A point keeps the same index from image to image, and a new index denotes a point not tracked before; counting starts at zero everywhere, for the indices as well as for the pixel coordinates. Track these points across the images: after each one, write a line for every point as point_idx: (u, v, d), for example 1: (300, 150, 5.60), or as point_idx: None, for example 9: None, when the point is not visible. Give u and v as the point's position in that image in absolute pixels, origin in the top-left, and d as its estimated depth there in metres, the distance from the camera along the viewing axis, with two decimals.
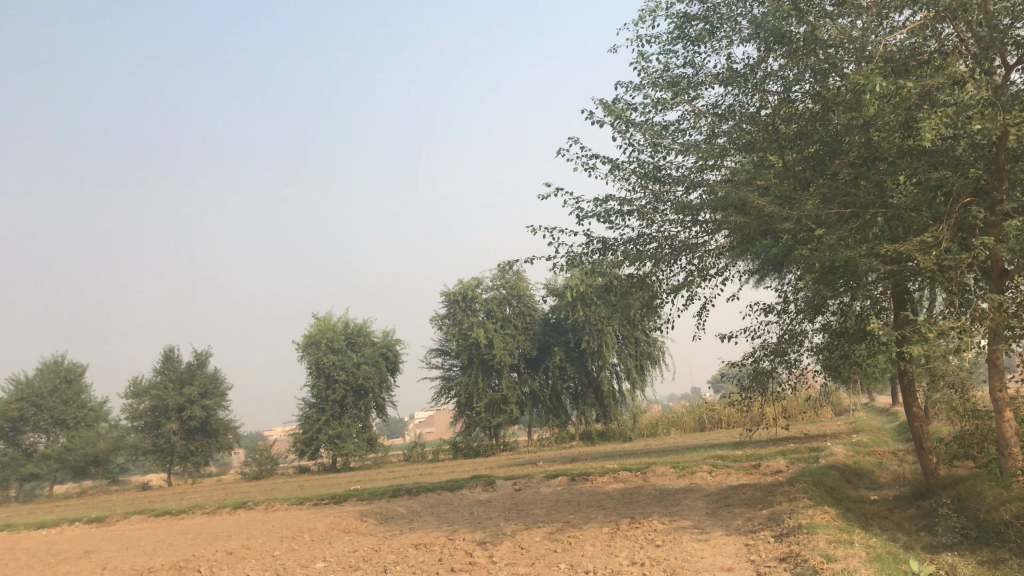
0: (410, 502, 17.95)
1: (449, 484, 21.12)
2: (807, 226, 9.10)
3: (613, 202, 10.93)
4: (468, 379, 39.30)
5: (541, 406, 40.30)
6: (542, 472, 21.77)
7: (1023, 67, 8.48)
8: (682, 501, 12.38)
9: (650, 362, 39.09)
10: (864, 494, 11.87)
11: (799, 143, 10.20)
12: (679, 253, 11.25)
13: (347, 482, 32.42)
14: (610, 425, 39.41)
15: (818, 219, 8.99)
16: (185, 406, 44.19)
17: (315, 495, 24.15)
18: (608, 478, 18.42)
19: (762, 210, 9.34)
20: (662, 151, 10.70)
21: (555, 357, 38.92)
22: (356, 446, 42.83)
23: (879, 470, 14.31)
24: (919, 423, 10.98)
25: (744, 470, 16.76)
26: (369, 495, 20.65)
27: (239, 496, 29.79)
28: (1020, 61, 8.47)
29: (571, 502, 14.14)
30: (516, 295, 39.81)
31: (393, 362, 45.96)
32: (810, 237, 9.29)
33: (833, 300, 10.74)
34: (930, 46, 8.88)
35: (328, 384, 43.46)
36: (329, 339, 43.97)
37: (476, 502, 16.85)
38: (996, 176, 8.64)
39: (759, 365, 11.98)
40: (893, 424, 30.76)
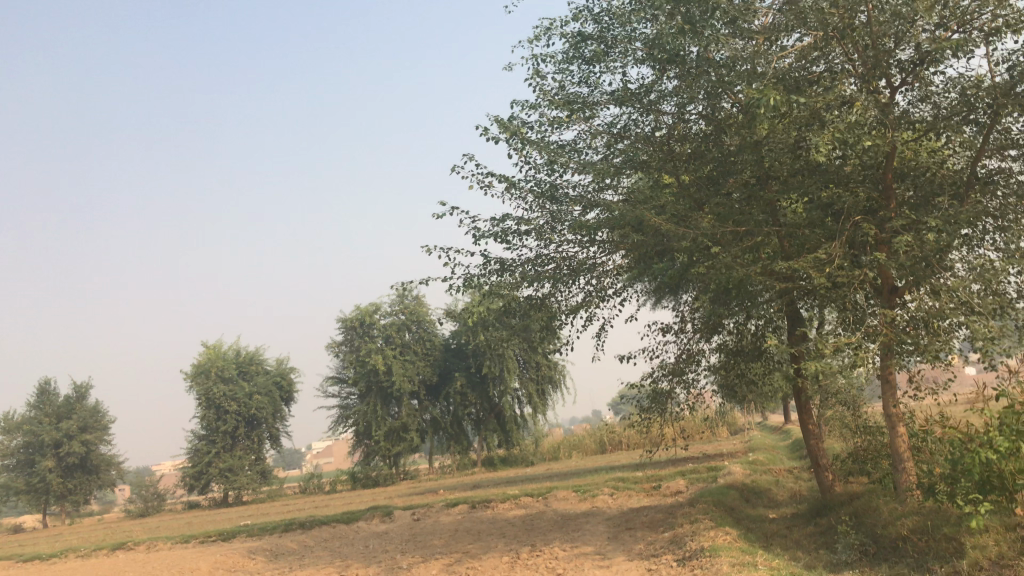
0: (304, 536, 17.14)
1: (345, 516, 20.34)
2: (703, 244, 9.04)
3: (510, 221, 10.66)
4: (367, 407, 38.36)
5: (441, 433, 39.67)
6: (443, 500, 21.25)
7: (906, 88, 8.68)
8: (583, 526, 12.13)
9: (550, 386, 39.07)
10: (763, 513, 11.90)
11: (692, 164, 10.20)
12: (577, 273, 11.07)
13: (238, 517, 30.98)
14: (511, 450, 39.11)
15: (713, 237, 8.94)
16: (63, 442, 41.57)
17: (204, 532, 22.92)
18: (509, 504, 18.07)
19: (659, 229, 9.25)
20: (558, 170, 10.52)
21: (456, 383, 38.45)
22: (249, 479, 41.14)
23: (775, 488, 14.44)
24: (814, 440, 11.00)
25: (645, 492, 16.69)
26: (261, 531, 19.69)
27: (120, 537, 28.00)
28: (903, 83, 8.66)
29: (471, 531, 13.71)
30: (415, 321, 39.22)
31: (288, 391, 44.51)
32: (707, 255, 9.24)
33: (728, 320, 10.73)
34: (818, 67, 8.93)
35: (219, 415, 41.70)
36: (221, 368, 42.24)
37: (373, 534, 16.21)
38: (884, 195, 8.64)
39: (657, 385, 11.89)
40: (786, 442, 31.55)
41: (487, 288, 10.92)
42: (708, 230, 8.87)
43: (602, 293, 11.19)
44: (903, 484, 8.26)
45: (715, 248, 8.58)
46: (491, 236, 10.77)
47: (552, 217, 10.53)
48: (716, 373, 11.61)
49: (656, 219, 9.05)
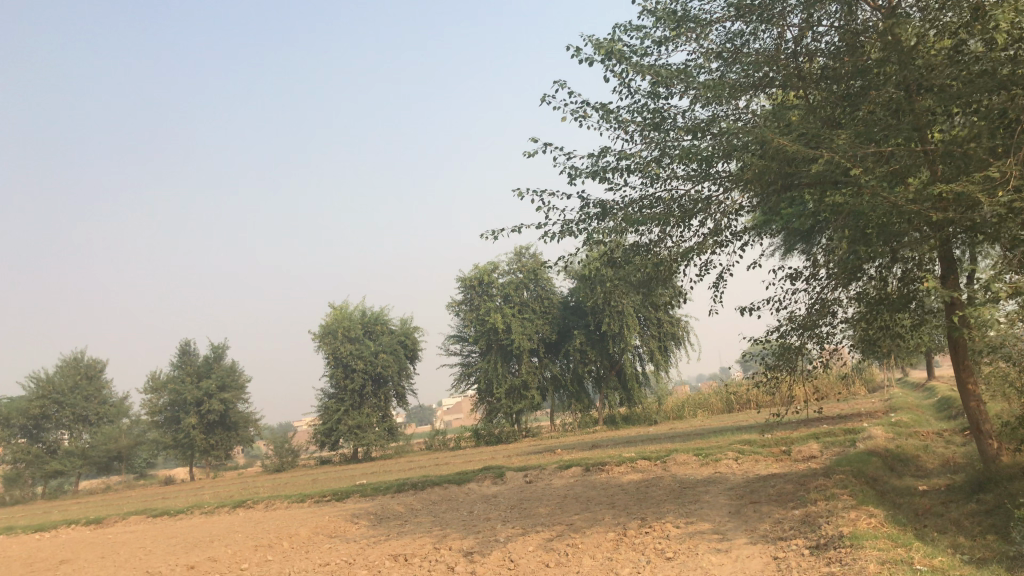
0: (413, 498, 16.68)
1: (459, 477, 19.82)
2: (839, 168, 7.62)
3: (610, 156, 9.45)
4: (487, 365, 38.00)
5: (563, 391, 38.85)
6: (560, 462, 20.42)
7: None
8: (702, 498, 10.93)
9: (674, 342, 37.58)
10: (911, 484, 10.38)
11: (826, 84, 8.76)
12: (690, 213, 9.77)
13: (364, 474, 31.25)
14: (634, 409, 38.01)
15: (853, 159, 7.49)
16: (204, 400, 43.33)
17: (326, 490, 23.00)
18: (625, 467, 17.02)
19: (784, 154, 7.86)
20: (665, 96, 9.20)
21: (576, 340, 37.48)
22: (376, 437, 41.74)
23: (926, 455, 12.77)
24: (975, 402, 9.33)
25: (774, 457, 15.26)
26: (376, 491, 19.41)
27: (253, 492, 28.67)
28: None
29: (583, 499, 12.75)
30: (534, 279, 38.47)
31: (411, 350, 44.81)
32: (844, 184, 7.78)
33: (871, 263, 9.20)
34: None
35: (346, 374, 42.35)
36: (346, 328, 42.83)
37: (483, 498, 15.52)
38: None
39: (786, 340, 10.50)
40: (932, 400, 29.09)
41: (587, 236, 9.74)
42: (849, 149, 7.43)
43: (718, 238, 9.88)
44: None
45: (858, 172, 7.14)
46: (589, 174, 9.57)
47: (659, 148, 9.24)
48: (855, 324, 10.11)
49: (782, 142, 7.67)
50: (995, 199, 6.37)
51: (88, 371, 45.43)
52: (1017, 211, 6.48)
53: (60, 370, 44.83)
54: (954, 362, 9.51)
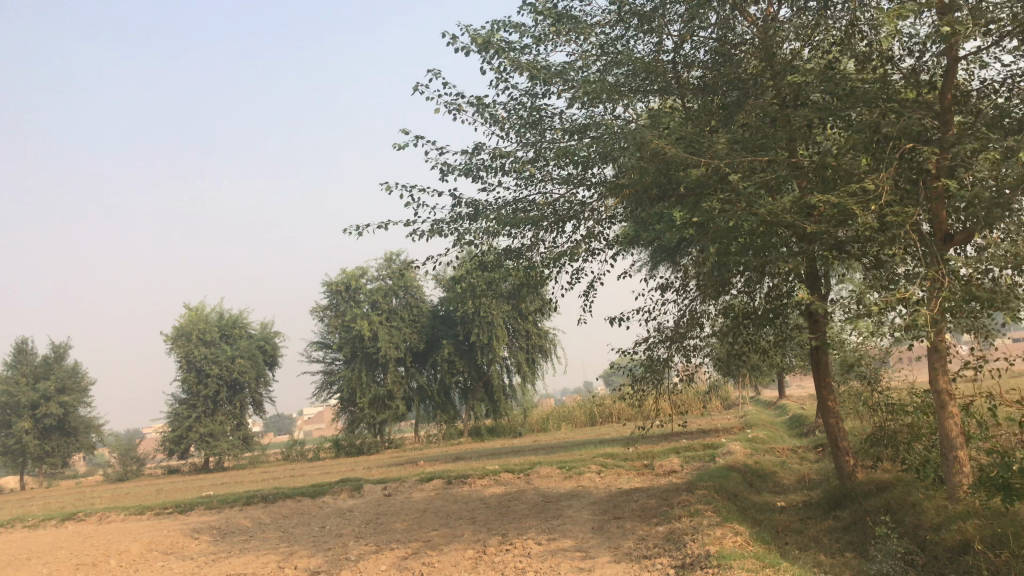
0: (262, 512, 15.66)
1: (313, 489, 18.85)
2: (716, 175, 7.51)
3: (484, 153, 9.03)
4: (351, 373, 36.86)
5: (428, 402, 38.13)
6: (421, 474, 19.79)
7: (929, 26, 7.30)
8: (565, 513, 10.62)
9: (541, 355, 37.64)
10: (770, 500, 10.44)
11: (703, 95, 8.69)
12: (563, 218, 9.47)
13: (215, 485, 29.52)
14: (499, 421, 37.79)
15: (732, 165, 7.37)
16: (39, 403, 40.05)
17: (169, 502, 21.45)
18: (487, 480, 16.60)
19: (664, 157, 7.67)
20: (543, 94, 8.86)
21: (443, 350, 36.93)
22: (230, 445, 39.72)
23: (782, 471, 12.98)
24: (834, 419, 9.43)
25: (636, 471, 15.22)
26: (223, 504, 18.20)
27: (87, 504, 26.50)
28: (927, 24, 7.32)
29: (443, 513, 12.21)
30: (403, 286, 37.75)
31: (271, 355, 43.01)
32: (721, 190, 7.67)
33: (740, 276, 9.17)
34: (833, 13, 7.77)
35: (200, 379, 40.13)
36: (202, 331, 40.61)
37: (338, 511, 14.72)
38: (941, 120, 6.97)
39: (653, 353, 10.36)
40: (784, 418, 30.27)
41: (456, 236, 9.26)
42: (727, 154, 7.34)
43: (590, 245, 9.62)
44: (956, 484, 6.69)
45: (737, 176, 7.01)
46: (461, 172, 9.09)
47: (535, 148, 8.91)
48: (721, 338, 10.08)
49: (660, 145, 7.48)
50: (867, 210, 6.33)
51: None
52: (890, 226, 6.44)
53: None
54: (816, 379, 9.61)
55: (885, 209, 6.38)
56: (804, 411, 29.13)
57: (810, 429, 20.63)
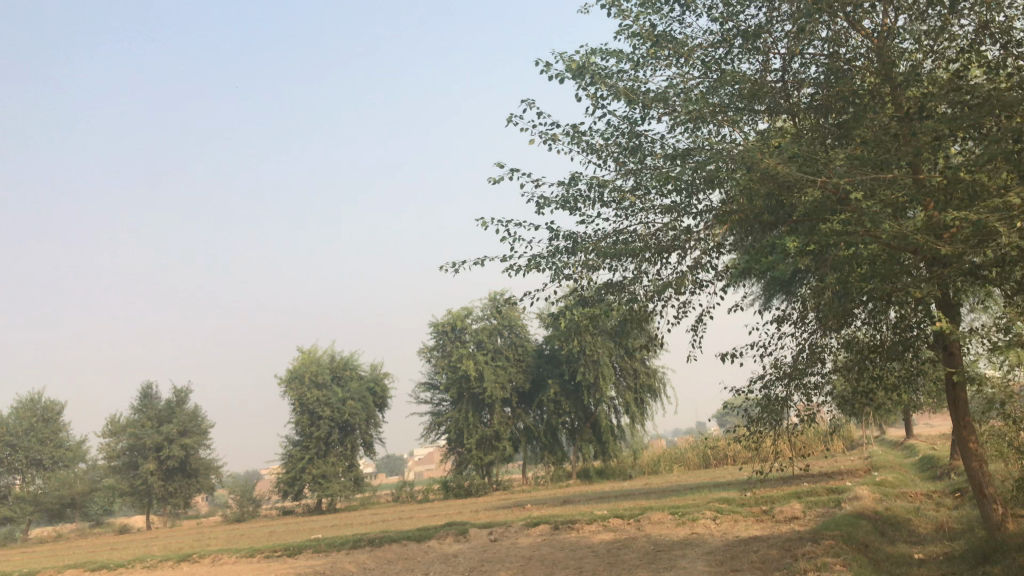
0: (369, 556, 15.53)
1: (420, 533, 18.65)
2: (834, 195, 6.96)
3: (582, 183, 8.68)
4: (458, 414, 36.81)
5: (535, 443, 37.63)
6: (528, 518, 19.32)
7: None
8: (678, 563, 9.99)
9: (649, 395, 36.69)
10: (906, 552, 9.53)
11: (816, 115, 8.13)
12: (666, 248, 9.00)
13: (326, 526, 29.80)
14: (608, 462, 36.91)
15: (853, 183, 6.80)
16: (164, 446, 41.66)
17: (281, 544, 21.65)
18: (596, 526, 15.99)
19: (778, 178, 7.17)
20: (642, 120, 8.46)
21: (549, 390, 36.48)
22: (342, 486, 40.22)
23: (918, 519, 11.91)
24: (977, 462, 8.48)
25: (754, 517, 14.34)
26: (332, 546, 18.21)
27: (205, 544, 27.15)
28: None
29: (549, 561, 11.72)
30: (508, 326, 37.67)
31: (381, 397, 43.53)
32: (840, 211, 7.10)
33: (864, 306, 8.47)
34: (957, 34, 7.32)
35: (313, 421, 40.93)
36: (314, 374, 41.51)
37: (444, 557, 14.43)
38: None
39: (770, 391, 9.67)
40: (914, 458, 28.33)
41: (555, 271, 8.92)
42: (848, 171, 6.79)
43: (697, 277, 9.11)
44: None
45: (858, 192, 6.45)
46: (559, 203, 8.77)
47: (635, 176, 8.51)
48: (843, 375, 9.32)
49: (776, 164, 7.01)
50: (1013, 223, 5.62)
51: (46, 413, 43.66)
52: None
53: (16, 412, 43.10)
54: (954, 418, 8.66)
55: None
56: (935, 451, 27.19)
57: (945, 472, 19.14)
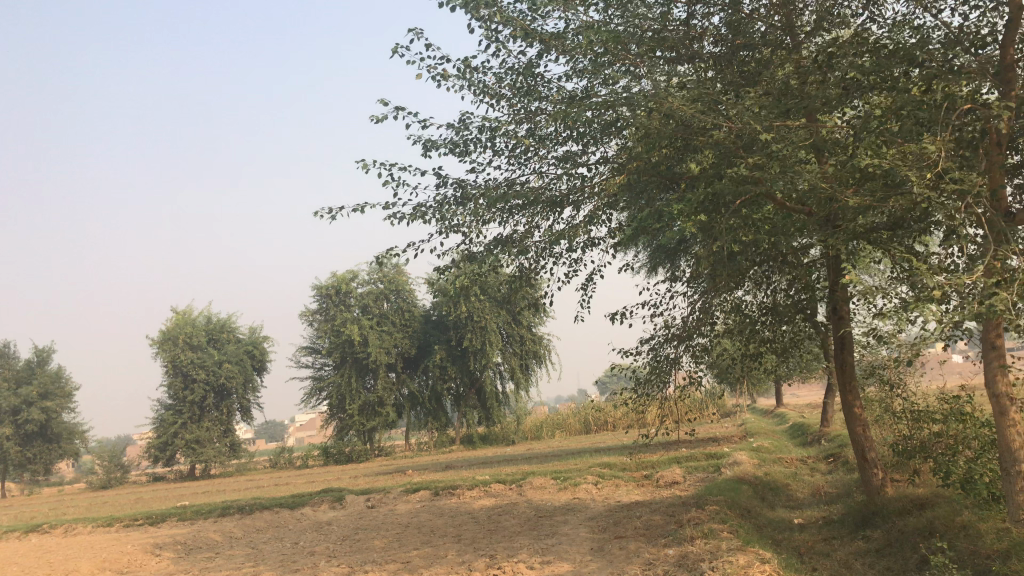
0: (237, 525, 14.62)
1: (294, 500, 17.80)
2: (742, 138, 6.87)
3: (474, 126, 8.04)
4: (341, 379, 35.73)
5: (419, 409, 36.99)
6: (409, 484, 18.74)
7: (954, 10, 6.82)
8: (560, 530, 9.66)
9: (535, 361, 36.72)
10: (786, 516, 9.52)
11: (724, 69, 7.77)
12: (560, 201, 8.52)
13: (199, 494, 28.40)
14: (492, 428, 36.81)
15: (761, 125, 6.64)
16: (21, 409, 38.84)
17: (143, 512, 20.30)
18: (476, 492, 15.61)
19: (686, 118, 6.95)
20: (539, 59, 7.87)
21: (435, 356, 35.92)
22: (217, 452, 38.58)
23: (795, 484, 12.02)
24: (861, 428, 8.48)
25: (635, 482, 14.26)
26: (198, 515, 17.14)
27: (64, 513, 25.35)
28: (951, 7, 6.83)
29: (427, 529, 11.20)
30: (394, 290, 36.82)
31: (259, 361, 41.93)
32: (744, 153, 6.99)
33: (756, 264, 8.35)
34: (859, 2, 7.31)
35: (187, 384, 38.99)
36: (188, 335, 39.47)
37: (317, 525, 13.73)
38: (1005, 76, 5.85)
39: (659, 353, 9.42)
40: (784, 425, 29.39)
41: (442, 221, 8.26)
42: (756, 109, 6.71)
43: (590, 231, 8.71)
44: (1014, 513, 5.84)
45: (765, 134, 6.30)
46: (449, 146, 8.11)
47: (531, 121, 7.95)
48: (732, 338, 9.17)
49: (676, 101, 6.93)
50: (924, 177, 5.42)
51: None
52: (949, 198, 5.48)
53: None
54: (840, 383, 8.60)
55: (944, 177, 5.45)
56: (806, 419, 28.22)
57: (816, 438, 19.73)
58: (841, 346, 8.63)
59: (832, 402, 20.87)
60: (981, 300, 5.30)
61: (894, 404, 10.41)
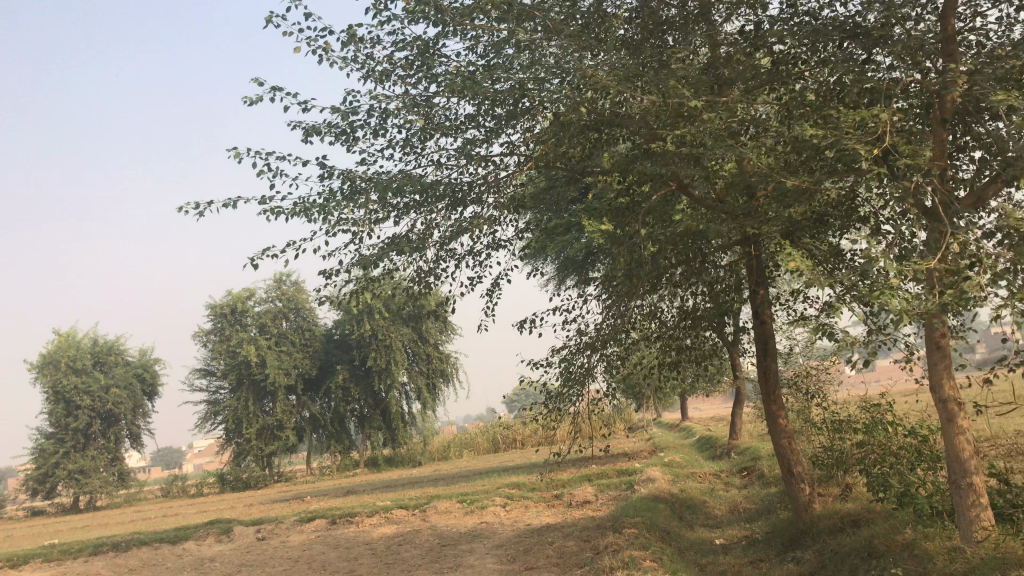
0: (107, 565, 13.09)
1: (179, 534, 16.27)
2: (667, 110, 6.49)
3: (364, 107, 7.16)
4: (237, 402, 33.83)
5: (321, 432, 35.43)
6: (305, 512, 17.50)
7: None
8: (464, 561, 8.78)
9: (441, 380, 35.72)
10: (705, 536, 8.89)
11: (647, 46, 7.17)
12: (462, 196, 7.72)
13: (83, 528, 26.20)
14: (398, 450, 35.64)
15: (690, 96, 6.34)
16: None
17: (8, 553, 18.27)
18: (377, 519, 14.54)
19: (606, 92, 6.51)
20: (437, 34, 7.13)
21: (338, 376, 34.44)
22: (103, 483, 36.01)
23: (712, 500, 11.44)
24: (787, 439, 7.91)
25: (545, 503, 13.51)
26: (69, 554, 15.42)
27: None
28: None
29: (317, 565, 10.13)
30: (294, 308, 35.22)
31: (150, 384, 39.49)
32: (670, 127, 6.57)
33: (676, 262, 7.73)
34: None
35: (69, 411, 36.33)
36: (71, 358, 36.79)
37: (198, 562, 12.42)
38: (947, 50, 5.50)
39: (573, 362, 8.66)
40: (692, 440, 29.29)
41: (327, 215, 7.33)
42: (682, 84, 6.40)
43: (494, 229, 7.93)
44: (970, 530, 5.43)
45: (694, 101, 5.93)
46: (335, 132, 7.23)
47: (429, 103, 7.16)
48: (651, 344, 8.50)
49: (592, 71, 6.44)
50: (872, 153, 5.01)
51: None
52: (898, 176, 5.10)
53: None
54: (764, 392, 8.04)
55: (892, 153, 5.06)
56: (713, 432, 28.16)
57: (726, 451, 19.42)
58: (764, 352, 8.07)
59: (741, 414, 20.66)
60: (938, 293, 4.88)
61: (816, 414, 9.97)
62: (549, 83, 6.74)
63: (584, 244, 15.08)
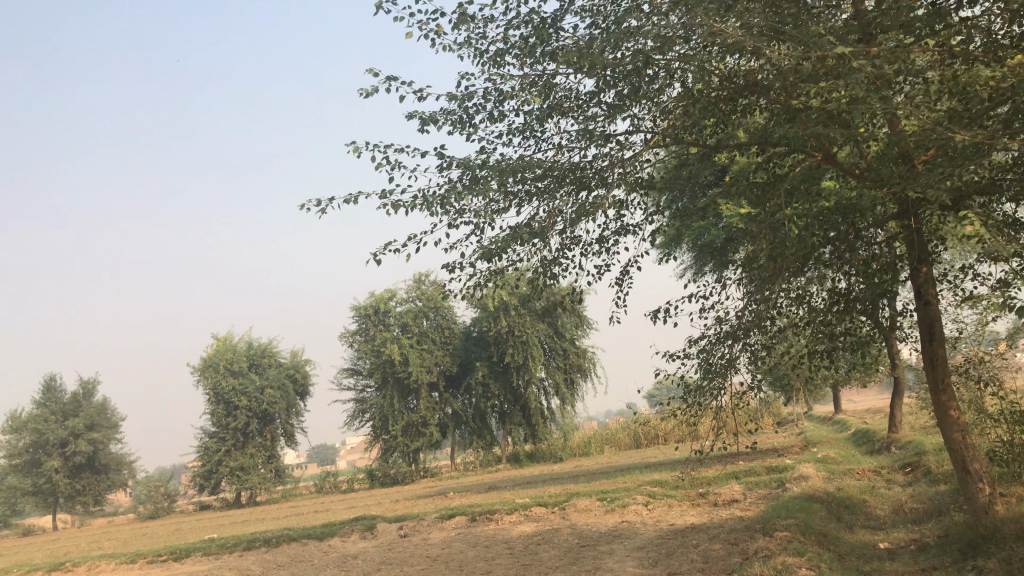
0: (258, 560, 13.47)
1: (328, 530, 16.64)
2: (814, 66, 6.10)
3: (480, 90, 6.91)
4: (383, 400, 34.68)
5: (464, 427, 35.87)
6: (447, 508, 17.58)
7: None
8: (604, 564, 8.39)
9: (580, 375, 35.38)
10: (867, 540, 8.12)
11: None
12: (587, 179, 7.32)
13: (246, 522, 27.48)
14: (539, 445, 35.61)
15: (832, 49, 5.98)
16: (68, 441, 38.19)
17: (176, 546, 19.24)
18: (516, 516, 14.35)
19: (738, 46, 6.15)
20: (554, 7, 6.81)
21: (478, 372, 34.67)
22: (262, 479, 37.77)
23: (873, 499, 10.55)
24: (961, 434, 7.04)
25: (689, 501, 12.91)
26: (228, 548, 16.03)
27: (107, 546, 24.49)
28: None
29: (455, 564, 9.98)
30: (433, 308, 35.74)
31: (302, 384, 41.13)
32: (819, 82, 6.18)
33: (823, 238, 7.06)
34: None
35: (229, 411, 38.34)
36: (229, 361, 38.79)
37: (343, 559, 12.58)
38: None
39: (713, 353, 8.11)
40: (847, 433, 27.68)
41: (445, 207, 7.10)
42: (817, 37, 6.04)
43: (621, 211, 7.49)
44: None
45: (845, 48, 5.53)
46: (451, 120, 7.02)
47: (546, 80, 6.83)
48: (800, 331, 7.82)
49: (716, 25, 6.10)
50: None
51: None
52: None
53: None
54: (931, 381, 7.21)
55: None
56: (869, 425, 26.50)
57: (884, 446, 18.12)
58: (930, 337, 7.24)
59: (901, 405, 19.24)
60: None
61: (991, 405, 8.95)
62: (672, 46, 6.38)
63: (723, 230, 14.39)
